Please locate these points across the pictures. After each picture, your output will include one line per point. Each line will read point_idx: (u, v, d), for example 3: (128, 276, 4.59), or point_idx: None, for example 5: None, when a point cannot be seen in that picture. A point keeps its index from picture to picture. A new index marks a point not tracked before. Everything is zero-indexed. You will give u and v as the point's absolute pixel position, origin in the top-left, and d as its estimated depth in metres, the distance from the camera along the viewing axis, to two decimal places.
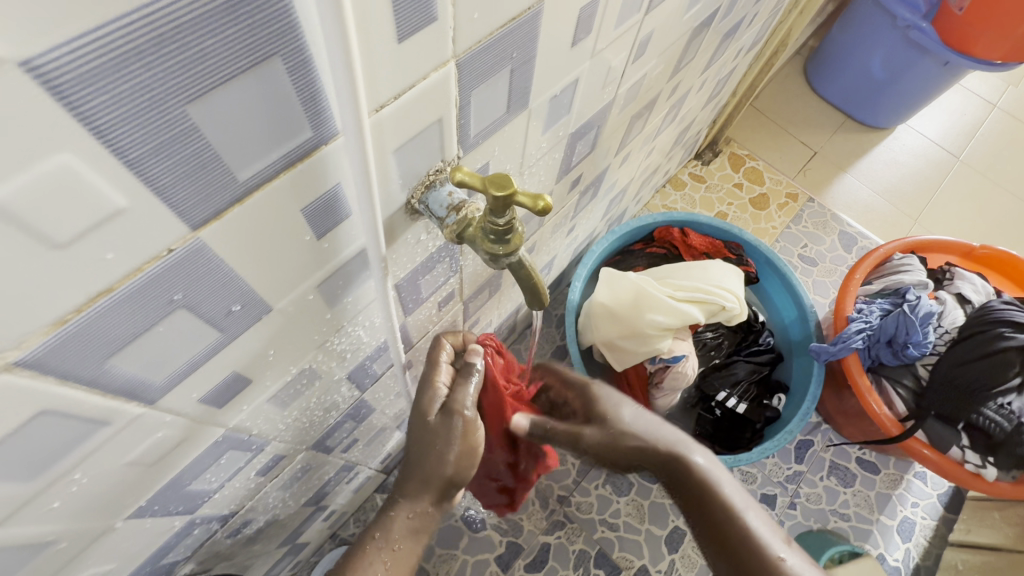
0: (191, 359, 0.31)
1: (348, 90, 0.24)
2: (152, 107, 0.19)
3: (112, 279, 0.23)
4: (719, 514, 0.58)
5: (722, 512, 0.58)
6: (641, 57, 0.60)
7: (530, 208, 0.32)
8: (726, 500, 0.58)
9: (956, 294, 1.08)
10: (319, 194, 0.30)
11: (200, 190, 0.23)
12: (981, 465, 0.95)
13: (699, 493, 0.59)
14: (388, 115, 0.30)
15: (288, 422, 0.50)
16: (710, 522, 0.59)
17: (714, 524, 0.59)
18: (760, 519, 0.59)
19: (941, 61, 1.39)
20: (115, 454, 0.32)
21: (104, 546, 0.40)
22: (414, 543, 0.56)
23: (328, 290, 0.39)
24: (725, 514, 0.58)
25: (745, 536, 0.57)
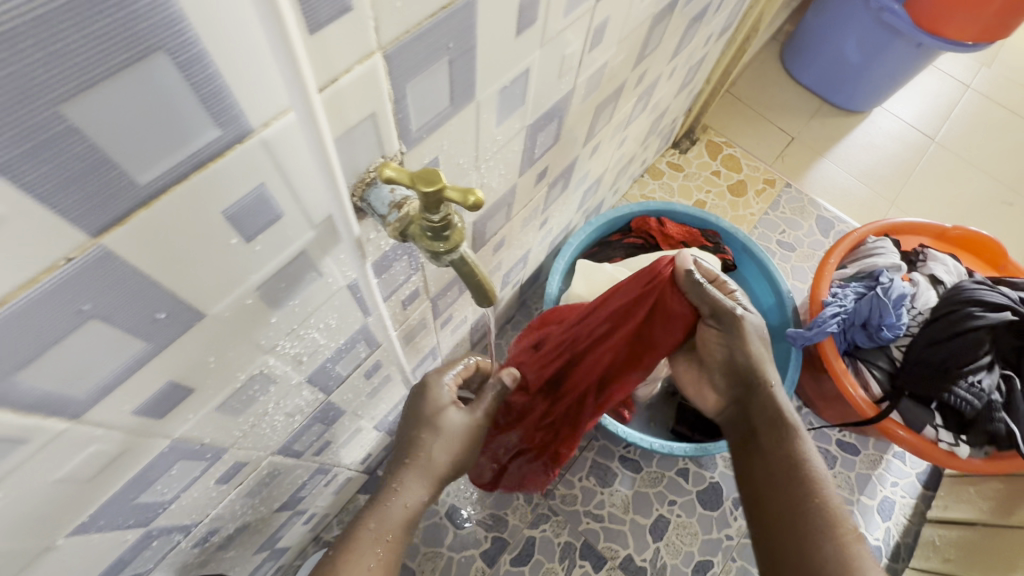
0: (115, 370, 0.30)
1: (289, 61, 0.24)
2: (16, 109, 0.18)
3: (0, 293, 0.22)
4: (803, 474, 0.61)
5: (806, 472, 0.61)
6: (599, 44, 0.60)
7: (461, 203, 0.31)
8: (811, 465, 0.62)
9: (929, 275, 1.09)
10: (241, 196, 0.29)
11: (92, 194, 0.22)
12: (954, 443, 0.96)
13: (785, 446, 0.63)
14: (348, 84, 0.30)
15: (245, 428, 0.49)
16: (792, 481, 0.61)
17: (794, 480, 0.61)
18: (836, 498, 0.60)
19: (914, 43, 1.39)
20: (43, 472, 0.31)
21: (49, 564, 0.38)
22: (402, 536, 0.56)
23: (269, 293, 0.37)
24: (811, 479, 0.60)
25: (821, 501, 0.59)
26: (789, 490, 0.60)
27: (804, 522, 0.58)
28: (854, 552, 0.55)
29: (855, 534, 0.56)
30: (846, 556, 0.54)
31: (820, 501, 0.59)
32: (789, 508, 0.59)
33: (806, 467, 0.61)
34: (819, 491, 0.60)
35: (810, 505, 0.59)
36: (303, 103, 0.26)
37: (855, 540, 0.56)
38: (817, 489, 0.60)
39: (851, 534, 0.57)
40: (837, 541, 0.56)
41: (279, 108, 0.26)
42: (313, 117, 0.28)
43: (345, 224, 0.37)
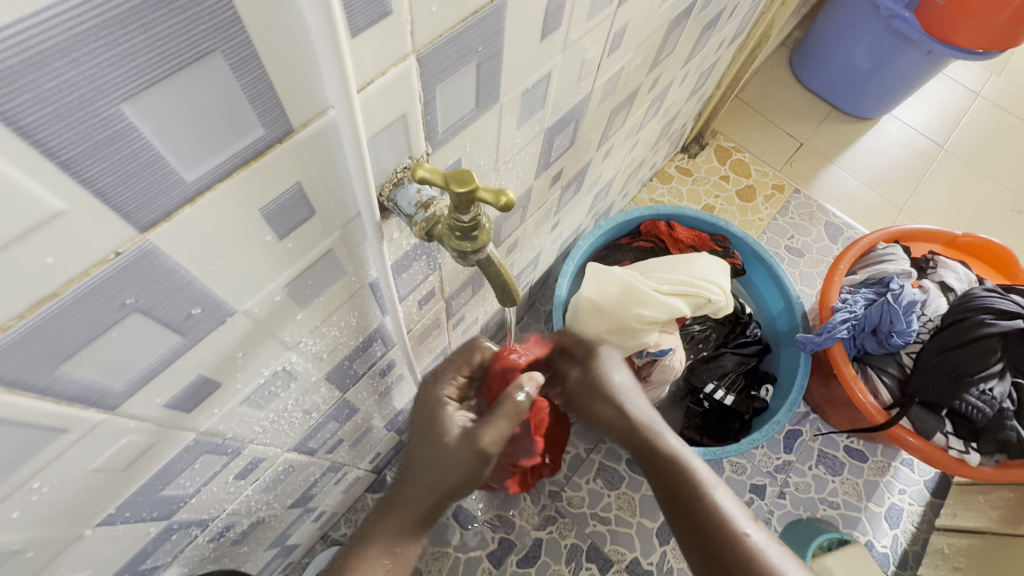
0: (152, 363, 0.30)
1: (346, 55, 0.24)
2: (84, 105, 0.19)
3: (56, 284, 0.22)
4: (686, 491, 0.62)
5: (692, 491, 0.61)
6: (618, 49, 0.60)
7: (493, 204, 0.31)
8: (694, 478, 0.62)
9: (939, 282, 1.09)
10: (276, 194, 0.29)
11: (145, 190, 0.22)
12: (965, 451, 0.96)
13: (671, 473, 0.63)
14: (374, 93, 0.31)
15: (265, 423, 0.50)
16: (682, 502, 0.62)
17: (681, 504, 0.62)
18: (730, 495, 0.62)
19: (924, 50, 1.40)
20: (78, 462, 0.32)
21: (76, 554, 0.39)
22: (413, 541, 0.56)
23: (298, 290, 0.38)
24: (699, 491, 0.61)
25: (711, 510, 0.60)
26: (680, 507, 0.62)
27: (701, 540, 0.59)
28: (751, 551, 0.56)
29: (744, 529, 0.58)
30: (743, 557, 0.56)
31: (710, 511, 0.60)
32: (687, 528, 0.61)
33: (690, 484, 0.62)
34: (714, 504, 0.60)
35: (701, 518, 0.60)
36: (348, 101, 0.27)
37: (745, 534, 0.58)
38: (708, 500, 0.61)
39: (743, 531, 0.58)
40: (729, 544, 0.57)
41: (322, 108, 0.27)
42: (352, 118, 0.28)
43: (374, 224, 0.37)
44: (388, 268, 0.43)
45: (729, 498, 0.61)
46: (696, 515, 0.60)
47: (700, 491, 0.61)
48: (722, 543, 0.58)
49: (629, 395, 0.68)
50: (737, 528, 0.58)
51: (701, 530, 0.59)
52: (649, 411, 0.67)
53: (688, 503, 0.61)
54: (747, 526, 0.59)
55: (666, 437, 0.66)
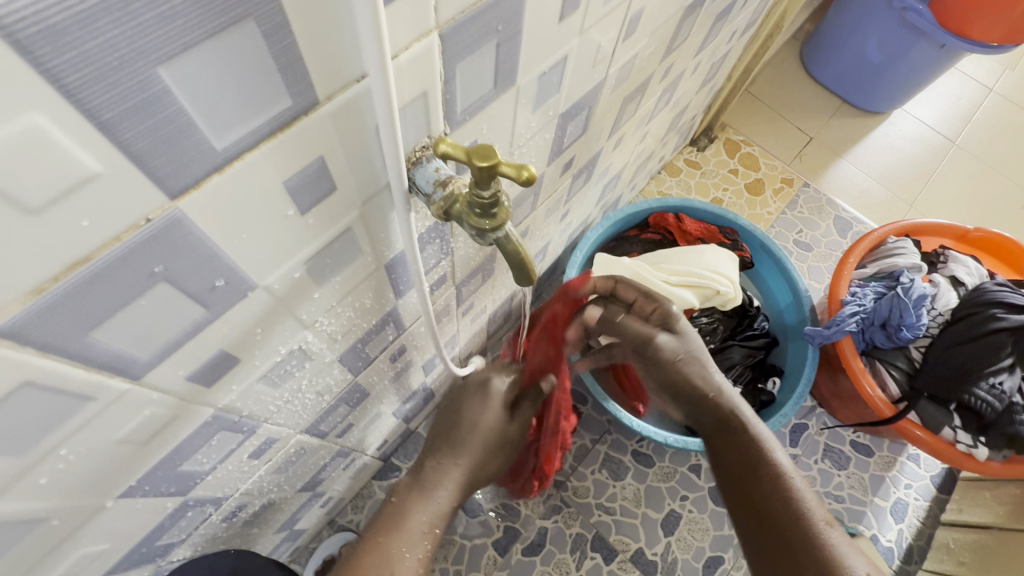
0: (176, 335, 0.31)
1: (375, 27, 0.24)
2: (122, 67, 0.19)
3: (88, 248, 0.23)
4: (764, 470, 0.58)
5: (769, 470, 0.58)
6: (632, 35, 0.60)
7: (515, 178, 0.32)
8: (774, 459, 0.59)
9: (950, 276, 1.09)
10: (302, 167, 0.29)
11: (177, 157, 0.23)
12: (973, 445, 0.96)
13: (750, 447, 0.60)
14: (406, 62, 0.31)
15: (280, 403, 0.50)
16: (753, 478, 0.58)
17: (754, 482, 0.58)
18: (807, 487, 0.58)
19: (938, 44, 1.38)
20: (104, 432, 0.32)
21: (97, 526, 0.40)
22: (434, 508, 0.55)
23: (316, 268, 0.38)
24: (774, 470, 0.58)
25: (790, 493, 0.57)
26: (753, 488, 0.58)
27: (772, 524, 0.56)
28: (828, 547, 0.53)
29: (823, 521, 0.55)
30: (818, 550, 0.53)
31: (786, 492, 0.57)
32: (757, 510, 0.57)
33: (768, 462, 0.59)
34: (789, 487, 0.57)
35: (777, 500, 0.57)
36: (377, 72, 0.27)
37: (823, 526, 0.55)
38: (785, 482, 0.57)
39: (822, 523, 0.55)
40: (807, 534, 0.54)
41: (348, 80, 0.28)
42: (384, 86, 0.28)
43: (404, 195, 0.36)
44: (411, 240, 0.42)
45: (806, 486, 0.58)
46: (770, 496, 0.57)
47: (778, 472, 0.58)
48: (796, 533, 0.54)
49: (703, 361, 0.64)
50: (816, 518, 0.55)
51: (772, 515, 0.56)
52: (721, 384, 0.63)
53: (761, 484, 0.58)
54: (824, 522, 0.55)
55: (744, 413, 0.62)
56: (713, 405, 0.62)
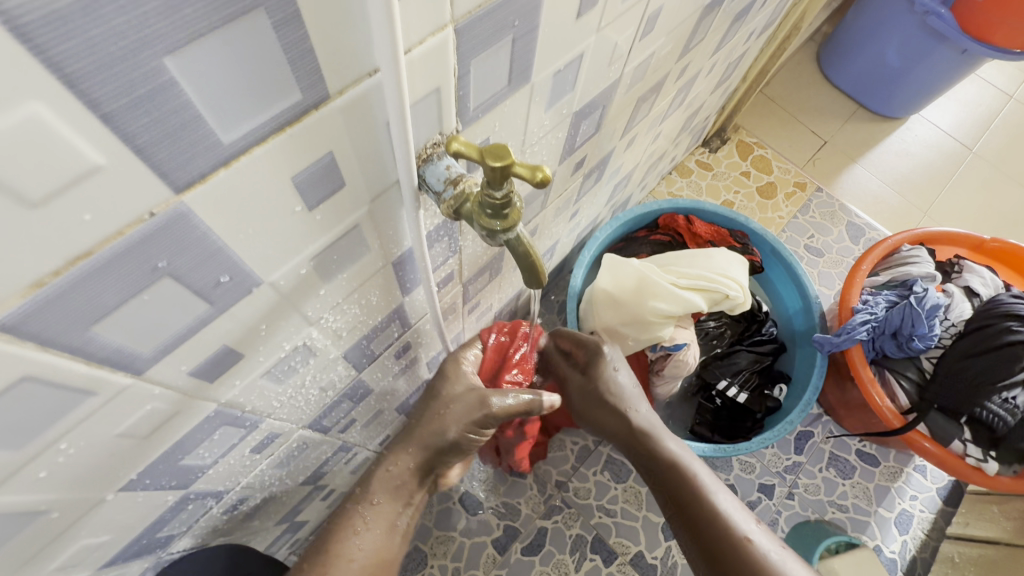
0: (179, 330, 0.30)
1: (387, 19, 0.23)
2: (127, 57, 0.18)
3: (90, 243, 0.22)
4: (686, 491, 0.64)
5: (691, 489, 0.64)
6: (649, 34, 0.59)
7: (529, 180, 0.31)
8: (693, 477, 0.65)
9: (964, 287, 1.07)
10: (310, 163, 0.29)
11: (182, 150, 0.22)
12: (983, 459, 0.94)
13: (672, 472, 0.66)
14: None
15: (283, 399, 0.50)
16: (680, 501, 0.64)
17: (683, 504, 0.64)
18: (728, 497, 0.64)
19: (958, 49, 1.35)
20: (104, 426, 0.32)
21: (96, 519, 0.39)
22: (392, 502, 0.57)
23: (323, 265, 0.38)
24: (695, 492, 0.64)
25: (712, 511, 0.62)
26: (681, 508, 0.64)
27: (704, 537, 0.61)
28: (750, 555, 0.58)
29: (745, 533, 0.60)
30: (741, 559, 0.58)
31: (710, 512, 0.62)
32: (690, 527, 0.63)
33: (689, 486, 0.64)
34: (710, 504, 0.63)
35: (701, 517, 0.62)
36: (392, 63, 0.26)
37: (745, 538, 0.59)
38: (707, 501, 0.63)
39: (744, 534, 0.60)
40: (729, 545, 0.59)
41: (360, 74, 0.27)
42: (396, 82, 0.27)
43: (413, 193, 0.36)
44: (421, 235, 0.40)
45: (730, 502, 0.63)
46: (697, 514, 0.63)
47: (700, 488, 0.64)
48: (721, 543, 0.60)
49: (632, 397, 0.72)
50: (738, 531, 0.60)
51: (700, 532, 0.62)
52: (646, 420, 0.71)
53: (688, 505, 0.64)
54: (747, 529, 0.60)
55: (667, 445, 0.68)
56: (639, 436, 0.70)
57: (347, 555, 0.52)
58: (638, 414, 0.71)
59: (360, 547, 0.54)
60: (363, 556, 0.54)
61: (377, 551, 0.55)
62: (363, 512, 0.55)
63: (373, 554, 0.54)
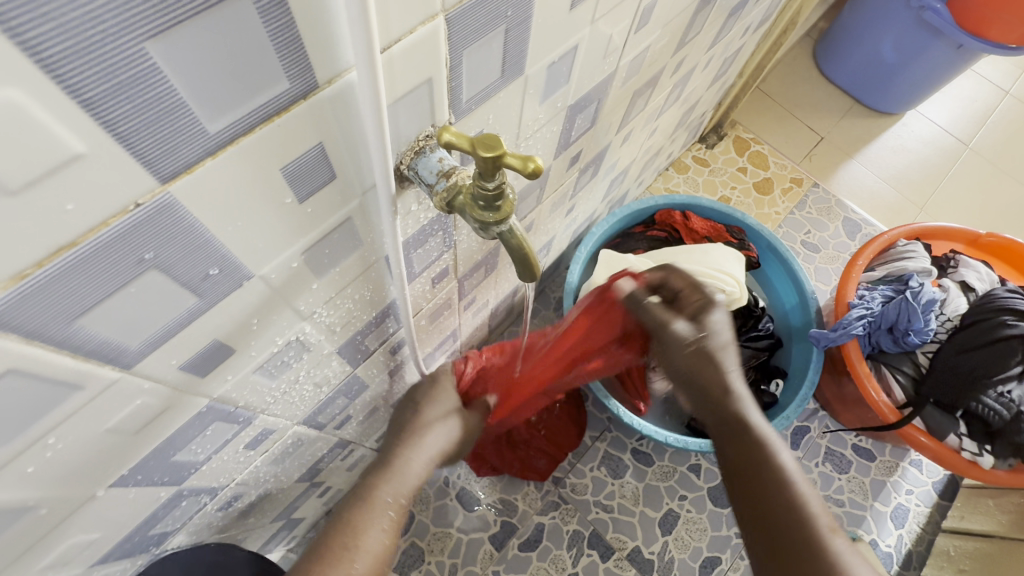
0: (168, 324, 0.30)
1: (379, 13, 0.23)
2: (107, 41, 0.18)
3: (73, 233, 0.22)
4: (765, 471, 0.54)
5: (772, 471, 0.54)
6: (645, 26, 0.58)
7: (521, 170, 0.31)
8: (779, 461, 0.55)
9: (960, 281, 1.07)
10: (299, 154, 0.28)
11: (165, 139, 0.22)
12: (978, 452, 0.95)
13: (753, 449, 0.56)
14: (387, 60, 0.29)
15: (277, 395, 0.49)
16: (754, 472, 0.54)
17: (754, 484, 0.54)
18: (814, 494, 0.53)
19: (955, 44, 1.36)
20: (93, 420, 0.31)
21: (87, 515, 0.39)
22: (407, 503, 0.54)
23: (314, 258, 0.37)
24: (777, 473, 0.54)
25: (796, 499, 0.52)
26: (749, 491, 0.54)
27: (772, 521, 0.52)
28: (831, 551, 0.48)
29: (829, 529, 0.50)
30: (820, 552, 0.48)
31: (790, 495, 0.52)
32: (754, 509, 0.53)
33: (770, 462, 0.55)
34: (790, 484, 0.53)
35: (779, 500, 0.52)
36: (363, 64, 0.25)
37: (829, 535, 0.50)
38: (789, 486, 0.53)
39: (828, 532, 0.50)
40: (811, 537, 0.49)
41: (349, 63, 0.26)
42: (372, 86, 0.26)
43: (386, 200, 0.35)
44: (396, 244, 0.39)
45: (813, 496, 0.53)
46: (775, 500, 0.52)
47: (783, 475, 0.54)
48: (801, 532, 0.50)
49: (728, 354, 0.60)
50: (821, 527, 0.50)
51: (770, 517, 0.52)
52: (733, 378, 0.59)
53: (762, 483, 0.54)
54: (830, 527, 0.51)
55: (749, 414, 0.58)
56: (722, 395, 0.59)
57: (369, 549, 0.48)
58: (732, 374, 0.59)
59: (381, 544, 0.49)
60: (381, 556, 0.49)
61: (393, 551, 0.51)
62: (381, 511, 0.51)
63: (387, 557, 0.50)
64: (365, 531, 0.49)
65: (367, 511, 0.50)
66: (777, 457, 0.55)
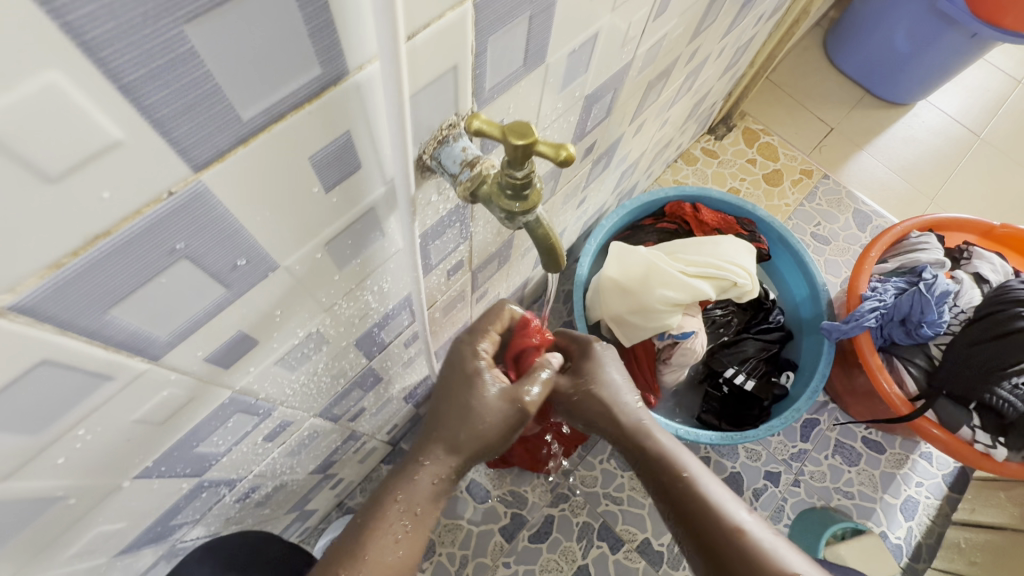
0: (196, 315, 0.30)
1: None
2: (147, 24, 0.17)
3: (109, 222, 0.21)
4: (682, 485, 0.63)
5: (687, 484, 0.63)
6: (662, 14, 0.57)
7: (553, 158, 0.30)
8: (688, 471, 0.64)
9: (974, 273, 1.06)
10: (328, 142, 0.28)
11: (200, 126, 0.21)
12: (992, 445, 0.94)
13: (664, 467, 0.65)
14: (414, 48, 0.29)
15: (296, 387, 0.49)
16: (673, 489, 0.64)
17: (676, 495, 0.63)
18: (724, 489, 0.64)
19: (969, 33, 1.34)
20: (121, 412, 0.31)
21: (112, 506, 0.39)
22: (432, 509, 0.54)
23: (337, 249, 0.37)
24: (690, 484, 0.63)
25: (710, 505, 0.62)
26: (676, 505, 0.63)
27: (698, 526, 0.61)
28: (746, 541, 0.59)
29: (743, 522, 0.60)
30: (737, 544, 0.59)
31: (706, 503, 0.62)
32: (681, 517, 0.63)
33: (684, 477, 0.64)
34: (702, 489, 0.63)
35: (697, 509, 0.62)
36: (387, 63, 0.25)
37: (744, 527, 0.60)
38: (705, 495, 0.62)
39: (743, 522, 0.60)
40: (729, 534, 0.59)
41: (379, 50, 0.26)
42: (394, 78, 0.26)
43: (407, 195, 0.35)
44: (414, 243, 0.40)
45: (724, 492, 0.63)
46: (695, 508, 0.62)
47: (695, 484, 0.63)
48: (720, 536, 0.60)
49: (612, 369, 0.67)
50: (737, 523, 0.60)
51: (695, 524, 0.61)
52: (637, 412, 0.66)
53: (683, 497, 0.63)
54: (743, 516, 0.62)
55: (655, 438, 0.66)
56: (630, 431, 0.66)
57: (382, 564, 0.50)
58: (627, 412, 0.66)
59: (397, 556, 0.51)
60: (397, 565, 0.51)
61: (412, 558, 0.52)
62: (403, 521, 0.52)
63: (409, 562, 0.52)
64: (387, 539, 0.51)
65: (385, 523, 0.51)
66: (688, 469, 0.64)
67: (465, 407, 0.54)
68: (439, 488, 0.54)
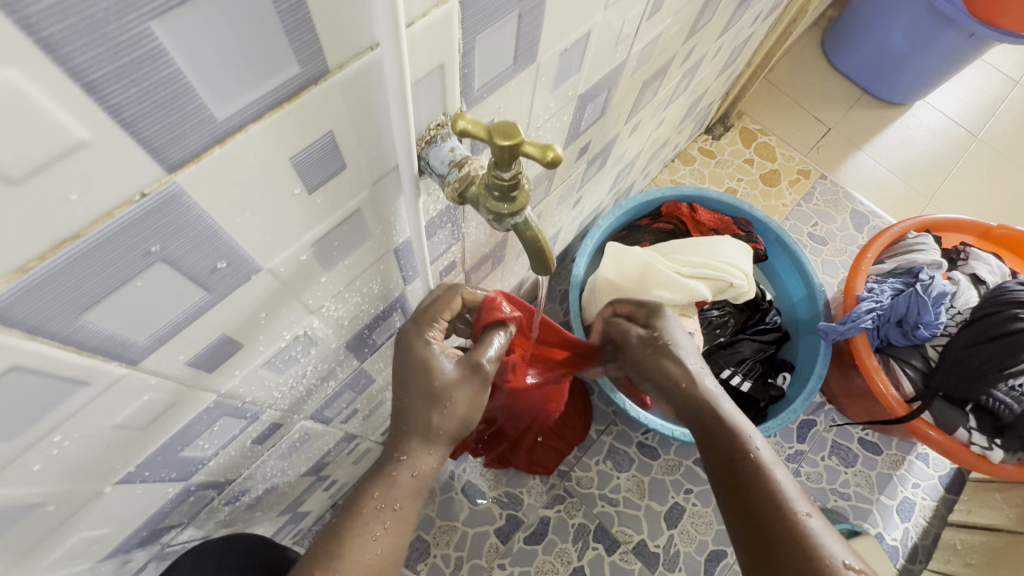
0: (175, 319, 0.29)
1: None
2: (111, 20, 0.17)
3: (77, 226, 0.21)
4: (744, 462, 0.58)
5: (749, 459, 0.58)
6: (657, 13, 0.57)
7: (539, 159, 0.30)
8: (753, 451, 0.58)
9: (971, 274, 1.06)
10: (309, 143, 0.27)
11: (172, 126, 0.21)
12: (987, 446, 0.94)
13: (726, 438, 0.60)
14: None
15: (284, 389, 0.49)
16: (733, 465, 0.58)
17: (735, 471, 0.58)
18: (788, 478, 0.57)
19: (967, 33, 1.33)
20: (100, 417, 0.31)
21: (94, 511, 0.39)
22: (413, 502, 0.52)
23: (323, 251, 0.36)
24: (752, 463, 0.57)
25: (769, 486, 0.55)
26: (733, 483, 0.57)
27: (753, 506, 0.55)
28: (804, 531, 0.52)
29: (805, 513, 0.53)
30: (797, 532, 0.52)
31: (766, 483, 0.56)
32: (735, 498, 0.57)
33: (745, 452, 0.58)
34: (764, 471, 0.57)
35: (756, 488, 0.56)
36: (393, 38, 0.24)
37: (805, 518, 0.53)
38: (765, 475, 0.56)
39: (803, 515, 0.53)
40: (785, 519, 0.53)
41: (361, 48, 0.25)
42: (400, 56, 0.25)
43: (415, 177, 0.35)
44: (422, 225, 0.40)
45: (789, 480, 0.57)
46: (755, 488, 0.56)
47: (759, 465, 0.57)
48: (775, 518, 0.53)
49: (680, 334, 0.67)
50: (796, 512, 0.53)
51: (749, 504, 0.55)
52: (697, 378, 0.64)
53: (742, 474, 0.57)
54: (805, 510, 0.54)
55: (721, 408, 0.62)
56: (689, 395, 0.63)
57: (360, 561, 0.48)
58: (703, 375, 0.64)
59: (376, 554, 0.49)
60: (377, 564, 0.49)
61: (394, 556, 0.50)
62: (382, 517, 0.50)
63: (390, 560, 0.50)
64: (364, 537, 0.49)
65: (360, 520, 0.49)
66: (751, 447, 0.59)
67: (428, 391, 0.52)
68: (420, 480, 0.53)
